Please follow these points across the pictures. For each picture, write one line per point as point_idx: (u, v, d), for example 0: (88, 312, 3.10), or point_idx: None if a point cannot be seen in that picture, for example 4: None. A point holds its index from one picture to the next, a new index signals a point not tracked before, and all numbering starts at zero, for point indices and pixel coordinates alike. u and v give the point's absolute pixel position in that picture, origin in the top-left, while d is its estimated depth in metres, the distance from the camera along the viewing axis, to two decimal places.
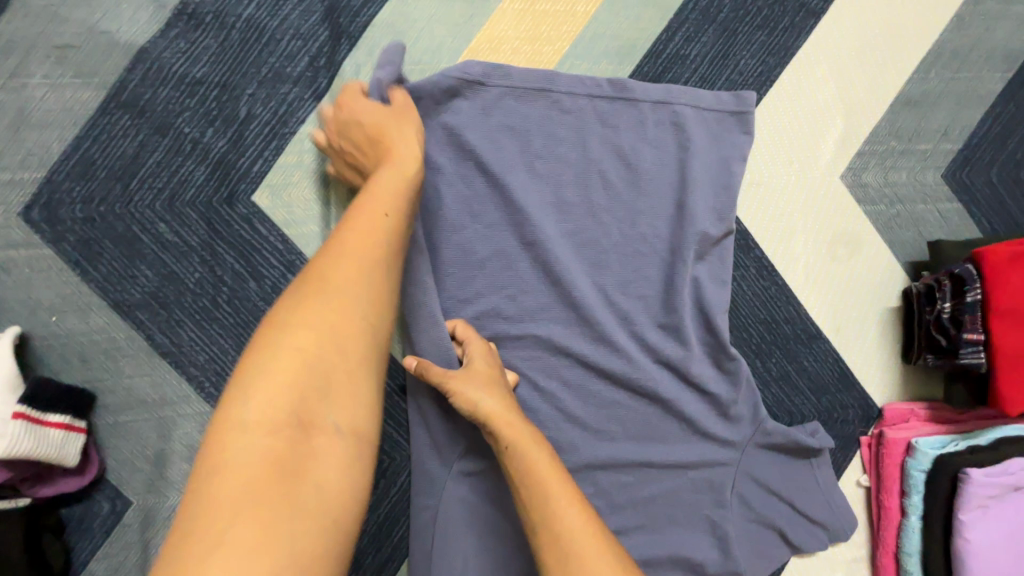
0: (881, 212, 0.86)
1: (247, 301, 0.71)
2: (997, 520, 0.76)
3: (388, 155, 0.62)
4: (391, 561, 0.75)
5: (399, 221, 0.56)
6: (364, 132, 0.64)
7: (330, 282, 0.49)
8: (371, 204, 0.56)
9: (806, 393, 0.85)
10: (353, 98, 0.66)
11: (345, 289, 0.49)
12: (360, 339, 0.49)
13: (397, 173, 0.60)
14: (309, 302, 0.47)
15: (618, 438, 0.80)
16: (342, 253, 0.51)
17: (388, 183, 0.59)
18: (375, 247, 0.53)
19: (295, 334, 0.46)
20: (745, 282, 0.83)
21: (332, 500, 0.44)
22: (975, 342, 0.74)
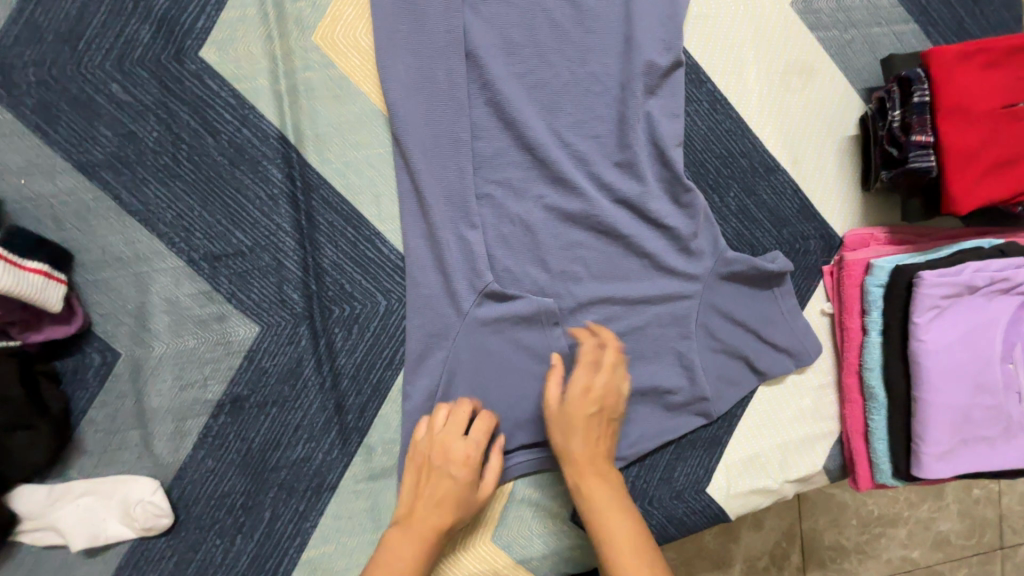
0: (835, 38, 0.85)
1: (207, 157, 0.73)
2: (951, 321, 0.78)
3: (447, 443, 0.74)
4: (371, 403, 0.79)
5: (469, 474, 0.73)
6: (437, 448, 0.74)
7: (410, 532, 0.70)
8: (449, 419, 0.75)
9: (766, 225, 0.86)
10: (439, 443, 0.74)
11: (442, 496, 0.72)
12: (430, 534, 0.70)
13: (470, 454, 0.74)
14: (396, 539, 0.70)
15: (583, 280, 0.82)
16: (443, 442, 0.74)
17: (452, 441, 0.74)
18: (467, 459, 0.73)
19: (400, 538, 0.70)
20: (699, 117, 0.83)
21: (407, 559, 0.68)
22: (923, 144, 0.75)
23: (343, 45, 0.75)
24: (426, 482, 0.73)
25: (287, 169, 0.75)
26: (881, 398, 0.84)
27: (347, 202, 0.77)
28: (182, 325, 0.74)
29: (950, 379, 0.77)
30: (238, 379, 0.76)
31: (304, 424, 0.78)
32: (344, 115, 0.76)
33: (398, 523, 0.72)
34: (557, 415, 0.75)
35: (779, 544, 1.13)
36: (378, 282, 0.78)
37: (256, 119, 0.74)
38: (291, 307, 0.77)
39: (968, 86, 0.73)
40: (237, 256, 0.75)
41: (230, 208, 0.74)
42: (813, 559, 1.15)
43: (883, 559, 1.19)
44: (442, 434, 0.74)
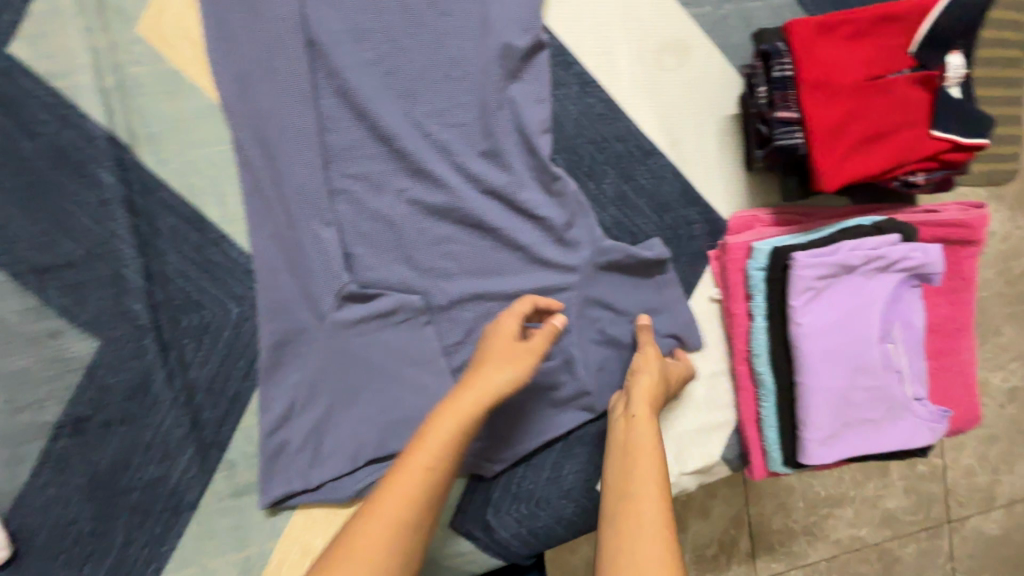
0: (708, 14, 0.82)
1: (25, 161, 0.68)
2: (828, 302, 0.75)
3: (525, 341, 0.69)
4: (229, 416, 0.75)
5: (519, 363, 0.67)
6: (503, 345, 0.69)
7: (459, 432, 0.62)
8: (507, 331, 0.70)
9: (647, 212, 0.83)
10: (504, 329, 0.71)
11: (477, 379, 0.65)
12: (462, 412, 0.62)
13: (511, 341, 0.69)
14: (450, 413, 0.62)
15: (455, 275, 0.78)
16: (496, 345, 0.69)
17: (508, 326, 0.71)
18: (522, 350, 0.69)
19: (442, 412, 0.62)
20: (567, 101, 0.80)
21: (447, 441, 0.61)
22: (787, 121, 0.72)
23: (172, 36, 0.70)
24: (502, 369, 0.66)
25: (119, 172, 0.70)
26: (769, 385, 0.81)
27: (188, 204, 0.72)
28: (10, 343, 0.69)
29: (830, 361, 0.75)
30: (78, 399, 0.71)
31: (156, 442, 0.73)
32: (179, 111, 0.71)
33: (453, 425, 0.61)
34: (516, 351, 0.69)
35: (728, 531, 1.10)
36: (229, 288, 0.73)
37: (79, 118, 0.69)
38: (134, 319, 0.72)
39: (828, 58, 0.71)
40: (68, 267, 0.70)
41: (56, 215, 0.69)
42: (763, 544, 1.13)
43: (832, 539, 1.17)
44: (503, 325, 0.71)
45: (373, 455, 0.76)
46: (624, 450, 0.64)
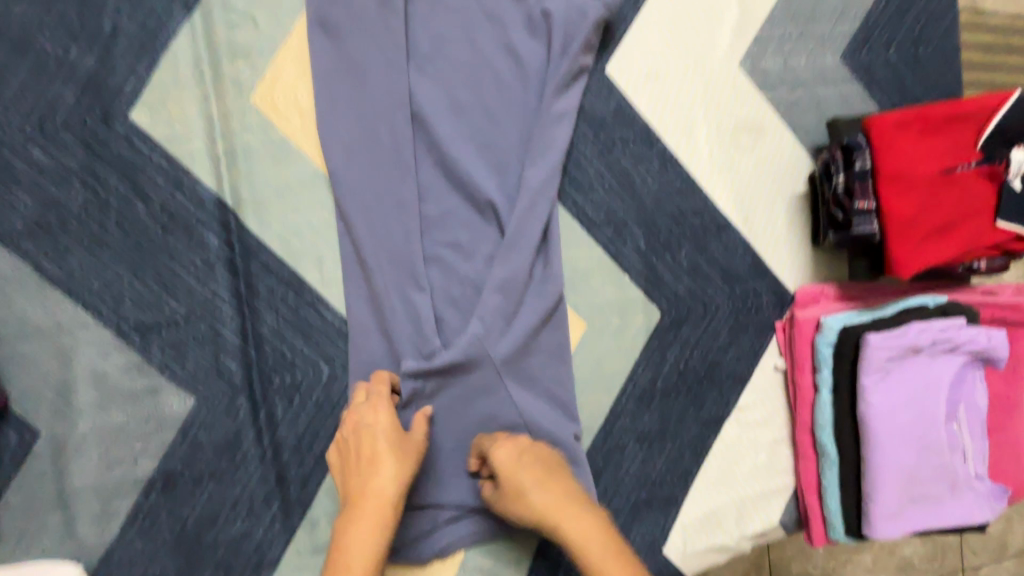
0: (783, 98, 0.86)
1: (137, 223, 0.70)
2: (897, 382, 0.78)
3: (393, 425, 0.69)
4: (314, 474, 0.76)
5: (391, 438, 0.68)
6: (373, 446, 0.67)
7: (382, 508, 0.64)
8: (382, 419, 0.69)
9: (718, 283, 0.86)
10: (371, 424, 0.68)
11: (365, 472, 0.65)
12: (382, 503, 0.64)
13: (387, 429, 0.68)
14: (352, 520, 0.63)
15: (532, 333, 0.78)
16: (372, 424, 0.68)
17: (371, 422, 0.68)
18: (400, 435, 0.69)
19: (357, 511, 0.63)
20: (649, 176, 0.83)
21: (369, 542, 0.62)
22: (866, 210, 0.76)
23: (283, 106, 0.73)
24: (390, 459, 0.66)
25: (224, 234, 0.72)
26: (833, 456, 0.84)
27: (289, 266, 0.74)
28: (110, 399, 0.70)
29: (898, 438, 0.78)
30: (172, 454, 0.72)
31: (242, 499, 0.74)
32: (285, 177, 0.73)
33: (380, 506, 0.64)
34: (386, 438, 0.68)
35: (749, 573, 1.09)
36: (321, 349, 0.75)
37: (191, 183, 0.71)
38: (230, 377, 0.73)
39: (906, 153, 0.75)
40: (171, 325, 0.71)
41: (163, 275, 0.71)
42: None
43: None
44: (359, 410, 0.69)
45: (452, 515, 0.77)
46: (540, 487, 0.66)
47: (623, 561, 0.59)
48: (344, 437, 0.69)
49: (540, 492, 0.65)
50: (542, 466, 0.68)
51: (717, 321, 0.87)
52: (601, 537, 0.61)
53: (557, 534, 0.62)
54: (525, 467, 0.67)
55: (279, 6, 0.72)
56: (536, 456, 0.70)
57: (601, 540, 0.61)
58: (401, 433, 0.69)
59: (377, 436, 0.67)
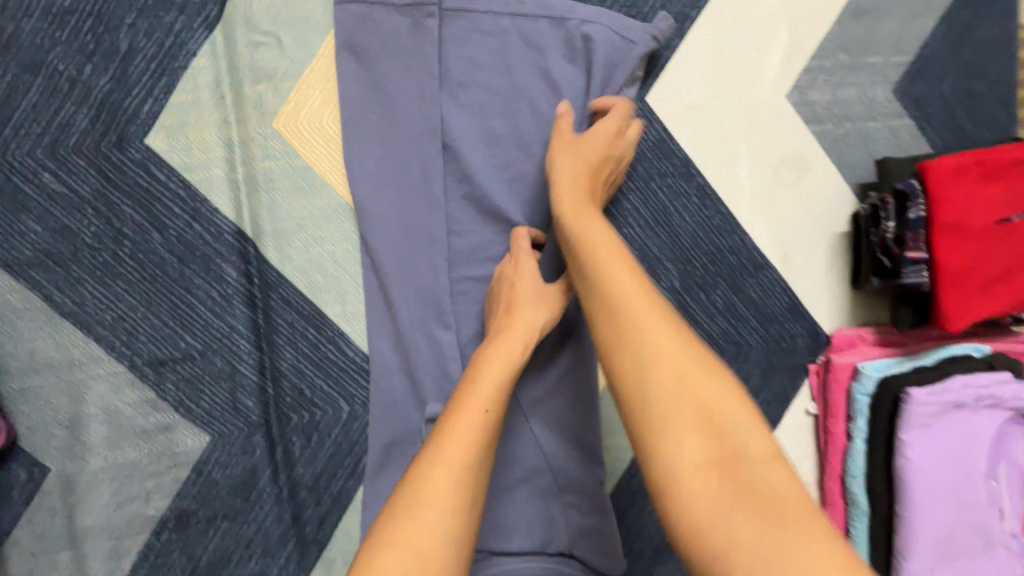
0: (830, 132, 0.82)
1: (152, 254, 0.66)
2: (939, 437, 0.75)
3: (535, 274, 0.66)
4: (331, 515, 0.73)
5: (550, 309, 0.64)
6: (515, 293, 0.65)
7: (507, 381, 0.56)
8: (531, 274, 0.66)
9: (753, 324, 0.83)
10: (520, 264, 0.67)
11: (504, 337, 0.60)
12: (498, 393, 0.54)
13: (533, 279, 0.66)
14: (479, 377, 0.55)
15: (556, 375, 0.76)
16: (514, 276, 0.66)
17: (528, 272, 0.66)
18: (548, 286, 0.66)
19: (488, 358, 0.57)
20: (687, 212, 0.79)
21: (487, 401, 0.53)
22: (917, 260, 0.72)
23: (307, 131, 0.69)
24: (530, 303, 0.64)
25: (243, 266, 0.68)
26: (864, 507, 0.81)
27: (310, 301, 0.70)
28: (121, 435, 0.67)
29: (935, 497, 0.76)
30: (185, 493, 0.69)
31: (257, 539, 0.72)
32: (307, 207, 0.69)
33: (506, 371, 0.56)
34: (527, 279, 0.66)
35: None
36: (341, 386, 0.72)
37: (209, 212, 0.67)
38: (246, 415, 0.70)
39: (961, 203, 0.71)
40: (186, 360, 0.68)
41: (178, 308, 0.67)
42: None
43: None
44: (518, 256, 0.68)
45: None
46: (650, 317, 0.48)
47: (705, 428, 0.44)
48: (498, 277, 0.69)
49: (600, 259, 0.53)
50: (576, 195, 0.61)
51: (750, 363, 0.83)
52: (710, 381, 0.45)
53: (630, 364, 0.47)
54: (609, 236, 0.55)
55: (305, 26, 0.68)
56: (595, 150, 0.65)
57: (694, 369, 0.46)
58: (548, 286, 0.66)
59: (516, 284, 0.66)
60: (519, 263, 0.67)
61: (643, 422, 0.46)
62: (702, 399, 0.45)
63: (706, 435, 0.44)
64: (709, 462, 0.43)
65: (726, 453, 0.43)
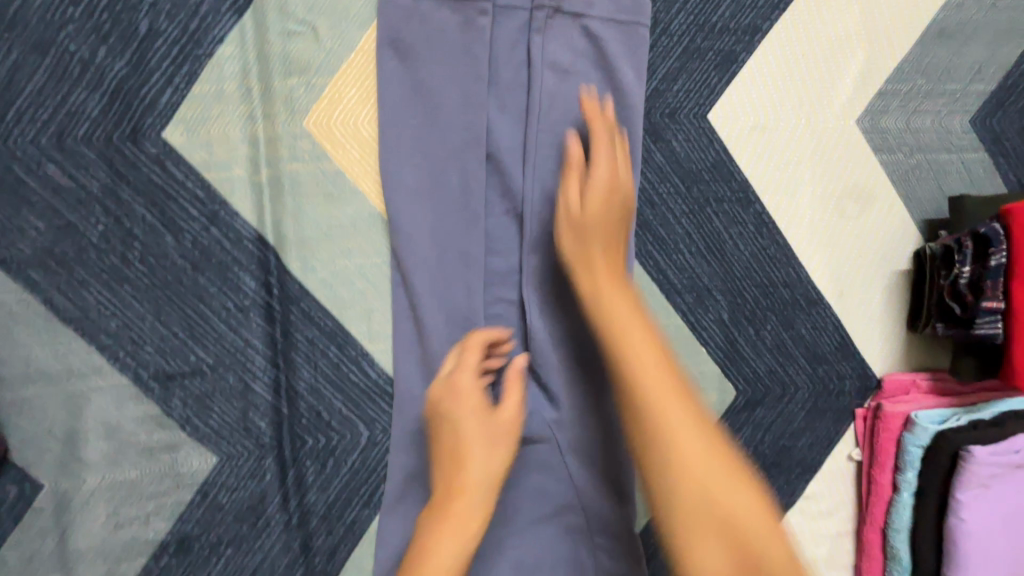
0: (899, 162, 0.76)
1: (163, 259, 0.60)
2: (997, 498, 0.70)
3: (477, 397, 0.59)
4: (343, 545, 0.68)
5: (495, 435, 0.58)
6: (455, 423, 0.58)
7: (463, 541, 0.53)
8: (472, 401, 0.59)
9: (801, 363, 0.78)
10: (458, 377, 0.60)
11: (449, 484, 0.56)
12: (457, 555, 0.53)
13: (468, 406, 0.58)
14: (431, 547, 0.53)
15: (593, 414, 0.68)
16: (456, 413, 0.58)
17: (468, 398, 0.59)
18: (488, 413, 0.58)
19: (434, 523, 0.55)
20: (741, 241, 0.73)
21: None
22: (994, 310, 0.66)
23: (340, 132, 0.63)
24: (482, 449, 0.57)
25: (262, 276, 0.63)
26: (905, 563, 0.77)
27: (332, 317, 0.65)
28: (122, 453, 0.62)
29: (989, 562, 0.70)
30: (188, 517, 0.64)
31: (263, 568, 0.67)
32: (336, 216, 0.64)
33: (456, 538, 0.53)
34: (460, 412, 0.58)
35: None
36: (362, 410, 0.67)
37: (228, 216, 0.61)
38: (257, 436, 0.65)
39: None
40: (195, 375, 0.62)
41: (190, 319, 0.62)
42: None
43: None
44: (455, 380, 0.60)
45: None
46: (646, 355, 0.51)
47: (722, 531, 0.44)
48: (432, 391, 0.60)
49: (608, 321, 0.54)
50: (610, 265, 0.57)
51: (795, 404, 0.78)
52: (689, 430, 0.47)
53: (632, 407, 0.49)
54: (614, 287, 0.56)
55: (344, 17, 0.62)
56: (613, 172, 0.59)
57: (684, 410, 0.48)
58: (494, 414, 0.59)
59: (459, 431, 0.57)
60: (455, 388, 0.59)
61: (650, 456, 0.48)
62: (692, 473, 0.46)
63: (726, 542, 0.44)
64: (724, 548, 0.44)
65: (738, 530, 0.44)
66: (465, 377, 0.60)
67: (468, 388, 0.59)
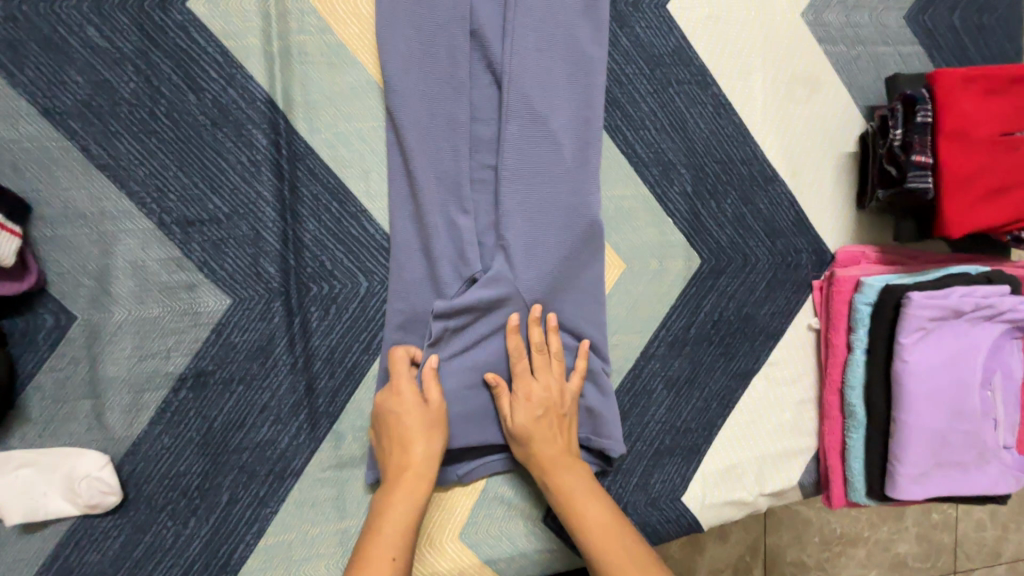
0: (842, 53, 0.85)
1: (187, 115, 0.69)
2: (935, 343, 0.78)
3: (420, 407, 0.70)
4: (344, 387, 0.75)
5: (432, 451, 0.69)
6: (398, 429, 0.69)
7: (411, 510, 0.66)
8: (408, 388, 0.70)
9: (761, 236, 0.85)
10: (399, 380, 0.70)
11: (398, 482, 0.67)
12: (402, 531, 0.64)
13: (408, 401, 0.70)
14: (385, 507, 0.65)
15: (562, 273, 0.76)
16: (401, 412, 0.69)
17: (406, 390, 0.70)
18: (426, 411, 0.70)
19: (387, 494, 0.67)
20: (702, 120, 0.82)
21: (400, 523, 0.64)
22: (922, 165, 0.74)
23: (342, 11, 0.72)
24: (422, 437, 0.69)
25: (273, 136, 0.71)
26: (861, 418, 0.83)
27: (334, 175, 0.73)
28: (146, 291, 0.70)
29: (930, 402, 0.78)
30: (204, 354, 0.71)
31: (270, 405, 0.73)
32: (338, 84, 0.72)
33: (404, 482, 0.67)
34: (399, 401, 0.69)
35: (742, 559, 1.06)
36: (361, 261, 0.75)
37: (243, 79, 0.70)
38: (267, 282, 0.72)
39: (969, 111, 0.74)
40: (213, 223, 0.70)
41: (209, 171, 0.70)
42: None
43: None
44: (396, 378, 0.71)
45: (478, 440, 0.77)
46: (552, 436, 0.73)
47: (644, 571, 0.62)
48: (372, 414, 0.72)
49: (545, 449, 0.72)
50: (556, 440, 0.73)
51: (756, 275, 0.86)
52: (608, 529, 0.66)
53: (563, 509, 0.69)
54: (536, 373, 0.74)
55: None
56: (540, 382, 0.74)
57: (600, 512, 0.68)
58: (429, 407, 0.70)
59: (403, 420, 0.69)
60: (394, 395, 0.70)
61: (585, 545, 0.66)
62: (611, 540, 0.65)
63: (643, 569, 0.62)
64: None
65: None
66: (403, 379, 0.70)
67: (400, 389, 0.70)
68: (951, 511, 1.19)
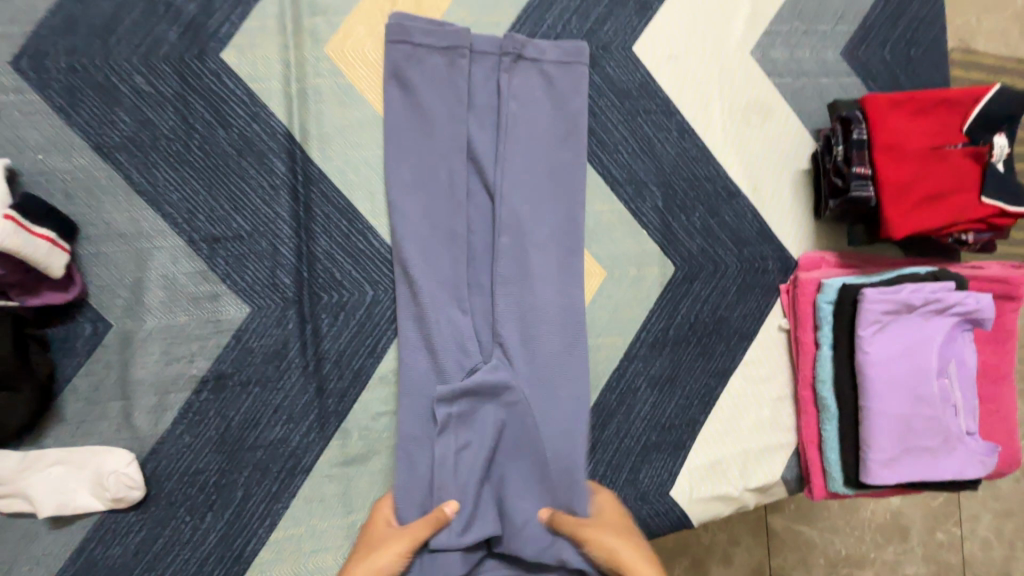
0: (789, 83, 0.96)
1: (216, 146, 0.79)
2: (891, 335, 0.85)
3: (395, 530, 0.72)
4: (351, 388, 0.82)
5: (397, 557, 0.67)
6: (372, 535, 0.71)
7: None
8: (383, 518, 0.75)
9: (728, 245, 0.94)
10: (382, 506, 0.77)
11: None
12: None
13: (385, 526, 0.73)
14: None
15: (550, 363, 0.83)
16: (375, 531, 0.73)
17: (383, 522, 0.74)
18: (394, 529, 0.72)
19: None
20: (668, 143, 0.92)
21: None
22: (863, 176, 0.85)
23: (351, 57, 0.83)
24: (390, 546, 0.68)
25: (290, 164, 0.81)
26: (833, 410, 0.89)
27: (344, 197, 0.83)
28: (175, 302, 0.78)
29: (892, 390, 0.84)
30: (224, 358, 0.79)
31: (283, 406, 0.80)
32: (348, 119, 0.83)
33: None
34: (376, 528, 0.73)
35: None
36: (367, 273, 0.83)
37: (266, 116, 0.81)
38: (283, 292, 0.81)
39: (899, 128, 0.84)
40: (236, 239, 0.79)
41: (234, 195, 0.79)
42: None
43: None
44: (381, 510, 0.76)
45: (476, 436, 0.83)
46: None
47: None
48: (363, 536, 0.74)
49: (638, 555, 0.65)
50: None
51: (726, 281, 0.94)
52: None
53: None
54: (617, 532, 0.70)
55: None
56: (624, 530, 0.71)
57: None
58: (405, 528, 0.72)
59: (377, 536, 0.71)
60: (376, 523, 0.74)
61: None
62: None
63: None
64: None
65: None
66: (385, 510, 0.76)
67: (382, 516, 0.75)
68: (955, 527, 1.18)
